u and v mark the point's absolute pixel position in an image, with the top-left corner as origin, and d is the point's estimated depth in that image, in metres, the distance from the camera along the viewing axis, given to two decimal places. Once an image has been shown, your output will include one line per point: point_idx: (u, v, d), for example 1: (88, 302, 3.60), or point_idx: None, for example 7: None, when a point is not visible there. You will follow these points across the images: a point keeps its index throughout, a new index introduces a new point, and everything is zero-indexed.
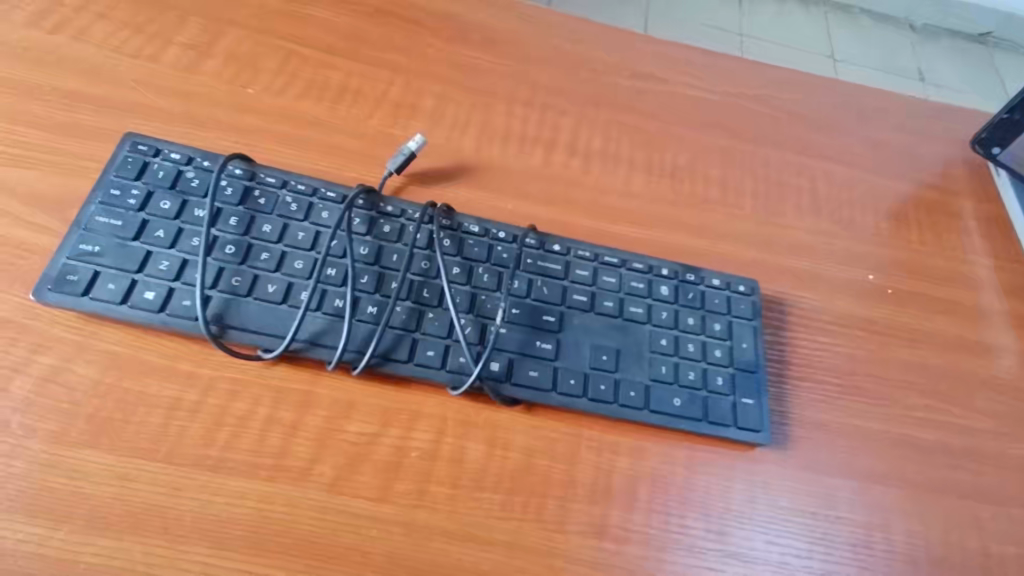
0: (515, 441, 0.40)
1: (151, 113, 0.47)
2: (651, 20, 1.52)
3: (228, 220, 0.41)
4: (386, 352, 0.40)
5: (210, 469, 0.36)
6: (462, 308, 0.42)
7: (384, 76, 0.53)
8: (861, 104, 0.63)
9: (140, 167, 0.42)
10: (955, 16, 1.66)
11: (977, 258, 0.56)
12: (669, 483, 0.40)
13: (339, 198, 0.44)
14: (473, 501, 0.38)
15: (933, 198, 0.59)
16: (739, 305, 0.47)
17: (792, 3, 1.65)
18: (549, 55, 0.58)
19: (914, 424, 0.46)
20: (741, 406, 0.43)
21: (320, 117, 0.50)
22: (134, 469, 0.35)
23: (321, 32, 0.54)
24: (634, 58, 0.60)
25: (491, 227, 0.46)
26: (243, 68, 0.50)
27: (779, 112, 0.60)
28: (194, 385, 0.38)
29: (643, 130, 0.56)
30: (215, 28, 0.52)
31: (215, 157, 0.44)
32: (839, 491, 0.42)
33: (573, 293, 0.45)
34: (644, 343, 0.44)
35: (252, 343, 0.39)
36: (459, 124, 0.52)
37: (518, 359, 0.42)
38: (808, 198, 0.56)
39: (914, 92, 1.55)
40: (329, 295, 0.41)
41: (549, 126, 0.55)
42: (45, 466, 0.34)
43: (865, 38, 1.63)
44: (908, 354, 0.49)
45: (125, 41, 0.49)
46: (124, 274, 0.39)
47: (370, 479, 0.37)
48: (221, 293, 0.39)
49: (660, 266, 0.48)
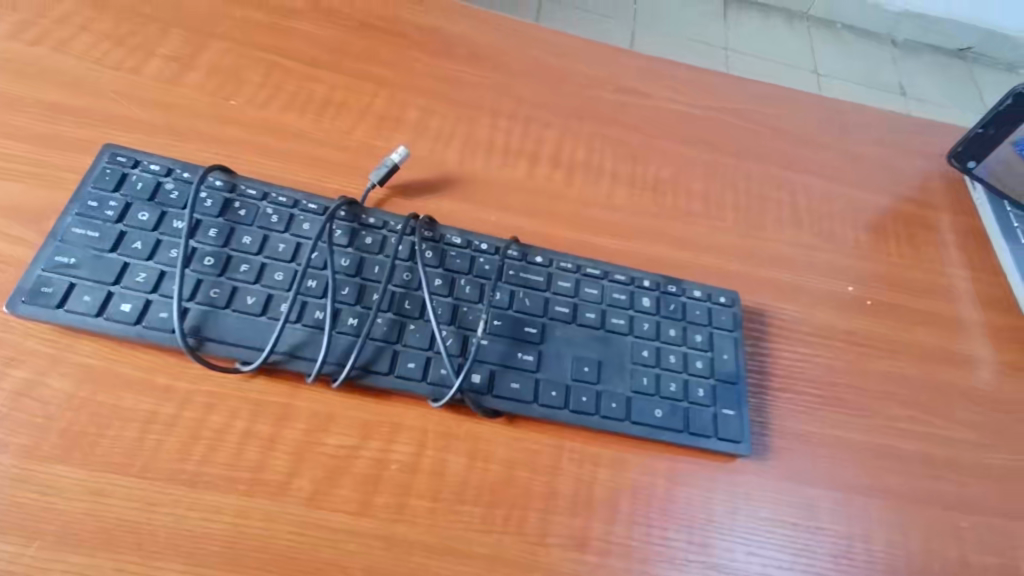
0: (496, 452, 0.40)
1: (132, 124, 0.46)
2: (637, 35, 1.54)
3: (207, 232, 0.41)
4: (367, 363, 0.40)
5: (186, 484, 0.35)
6: (443, 319, 0.42)
7: (367, 89, 0.53)
8: (841, 118, 0.64)
9: (119, 179, 0.42)
10: (935, 33, 1.70)
11: (955, 270, 0.57)
12: (651, 495, 0.40)
13: (321, 209, 0.44)
14: (454, 514, 0.37)
15: (912, 210, 0.60)
16: (720, 316, 0.47)
17: (777, 18, 1.69)
18: (533, 69, 0.59)
19: (894, 434, 0.46)
20: (722, 416, 0.43)
21: (303, 129, 0.50)
22: (108, 483, 0.34)
23: (305, 45, 0.54)
24: (617, 72, 0.61)
25: (473, 238, 0.46)
26: (226, 81, 0.50)
27: (760, 125, 0.61)
28: (170, 399, 0.37)
29: (626, 143, 0.57)
30: (198, 40, 0.52)
31: (196, 168, 0.44)
32: (821, 502, 0.42)
33: (554, 304, 0.45)
34: (626, 354, 0.44)
35: (229, 355, 0.39)
36: (442, 136, 0.53)
37: (499, 371, 0.42)
38: (789, 211, 0.56)
39: (894, 107, 1.59)
40: (309, 307, 0.41)
41: (533, 138, 0.55)
42: (16, 481, 0.34)
43: (848, 53, 1.68)
44: (888, 365, 0.50)
45: (107, 53, 0.49)
46: (100, 286, 0.38)
47: (349, 493, 0.37)
48: (199, 305, 0.39)
49: (642, 277, 0.48)
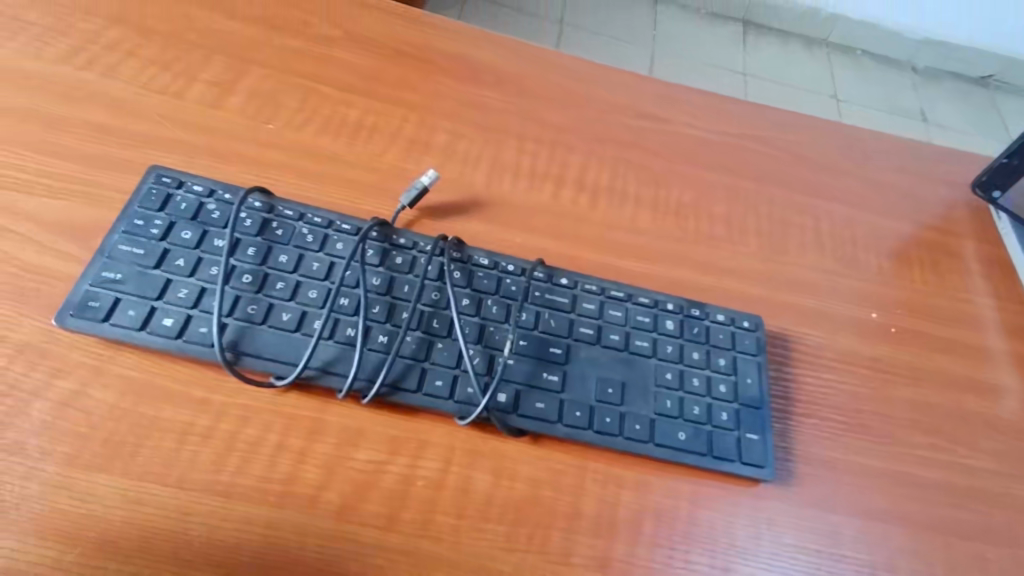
0: (521, 471, 0.40)
1: (175, 146, 0.48)
2: (656, 60, 1.57)
3: (246, 250, 0.43)
4: (396, 380, 0.41)
5: (221, 495, 0.36)
6: (470, 338, 0.43)
7: (399, 113, 0.55)
8: (863, 145, 0.64)
9: (164, 199, 0.44)
10: (956, 59, 1.71)
11: (979, 298, 0.56)
12: (674, 518, 0.41)
13: (354, 229, 0.46)
14: (478, 531, 0.38)
15: (935, 237, 0.60)
16: (743, 341, 0.48)
17: (796, 44, 1.71)
18: (559, 95, 0.60)
19: (918, 462, 0.46)
20: (745, 440, 0.44)
21: (337, 151, 0.51)
22: (146, 493, 0.36)
23: (339, 71, 0.56)
24: (640, 99, 0.62)
25: (501, 260, 0.47)
26: (265, 105, 0.52)
27: (782, 152, 0.62)
28: (206, 412, 0.39)
29: (649, 167, 0.58)
30: (238, 66, 0.54)
31: (236, 189, 0.46)
32: (845, 529, 0.42)
33: (579, 326, 0.46)
34: (650, 377, 0.45)
35: (264, 370, 0.40)
36: (470, 159, 0.54)
37: (525, 391, 0.42)
38: (811, 236, 0.57)
39: (914, 134, 1.59)
40: (341, 324, 0.42)
41: (558, 162, 0.56)
42: (59, 489, 0.35)
43: (868, 79, 1.69)
44: (912, 393, 0.50)
45: (153, 79, 0.51)
46: (144, 301, 0.40)
47: (377, 508, 0.38)
48: (236, 320, 0.41)
49: (666, 301, 0.48)
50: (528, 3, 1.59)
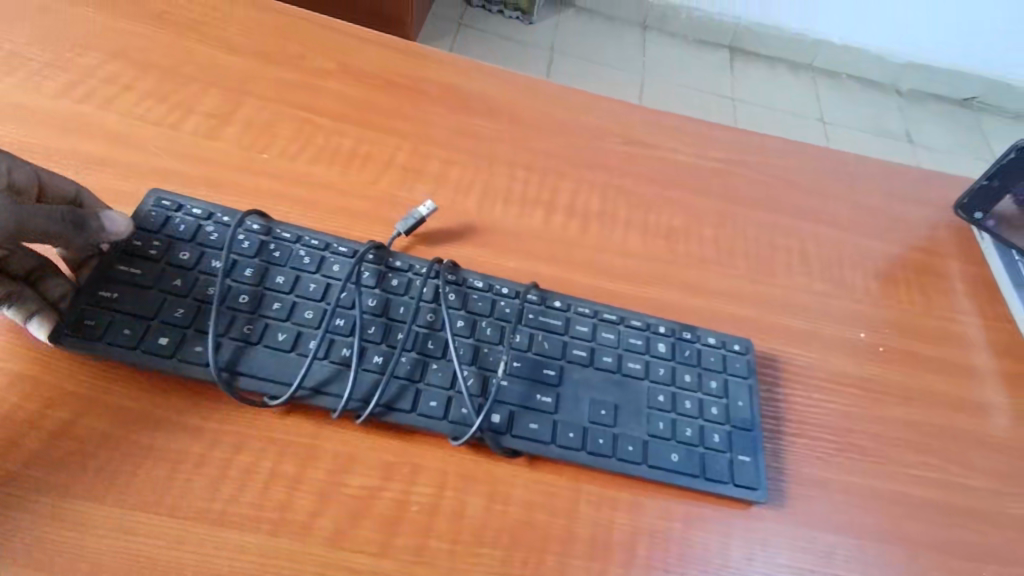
0: (514, 494, 0.41)
1: (171, 177, 0.49)
2: (645, 87, 1.60)
3: (243, 271, 0.44)
4: (390, 402, 0.41)
5: (214, 523, 0.36)
6: (465, 359, 0.44)
7: (392, 142, 0.56)
8: (847, 168, 0.66)
9: (163, 221, 0.45)
10: (940, 82, 1.75)
11: (966, 317, 0.57)
12: (668, 539, 0.41)
13: (350, 252, 0.46)
14: (472, 556, 0.38)
15: (921, 258, 0.61)
16: (735, 363, 0.48)
17: (783, 68, 1.75)
18: (550, 123, 0.62)
19: (911, 481, 0.46)
20: (738, 462, 0.44)
21: (331, 180, 0.52)
22: (139, 522, 0.35)
23: (333, 101, 0.58)
24: (629, 125, 0.63)
25: (495, 282, 0.48)
26: (260, 136, 0.53)
27: (768, 176, 0.63)
28: (200, 439, 0.39)
29: (638, 192, 0.59)
30: (234, 98, 0.55)
31: (233, 213, 0.47)
32: (838, 549, 0.42)
33: (572, 347, 0.46)
34: (642, 398, 0.45)
35: (258, 390, 0.40)
36: (462, 187, 0.55)
37: (518, 412, 0.43)
38: (798, 258, 0.58)
39: (901, 157, 1.62)
40: (336, 345, 0.42)
41: (549, 188, 0.57)
42: (51, 519, 0.35)
43: (854, 102, 1.72)
44: (903, 412, 0.50)
45: (150, 111, 0.52)
46: (140, 320, 0.41)
47: (371, 534, 0.38)
48: (232, 340, 0.41)
49: (658, 324, 0.49)
50: (520, 32, 1.63)
